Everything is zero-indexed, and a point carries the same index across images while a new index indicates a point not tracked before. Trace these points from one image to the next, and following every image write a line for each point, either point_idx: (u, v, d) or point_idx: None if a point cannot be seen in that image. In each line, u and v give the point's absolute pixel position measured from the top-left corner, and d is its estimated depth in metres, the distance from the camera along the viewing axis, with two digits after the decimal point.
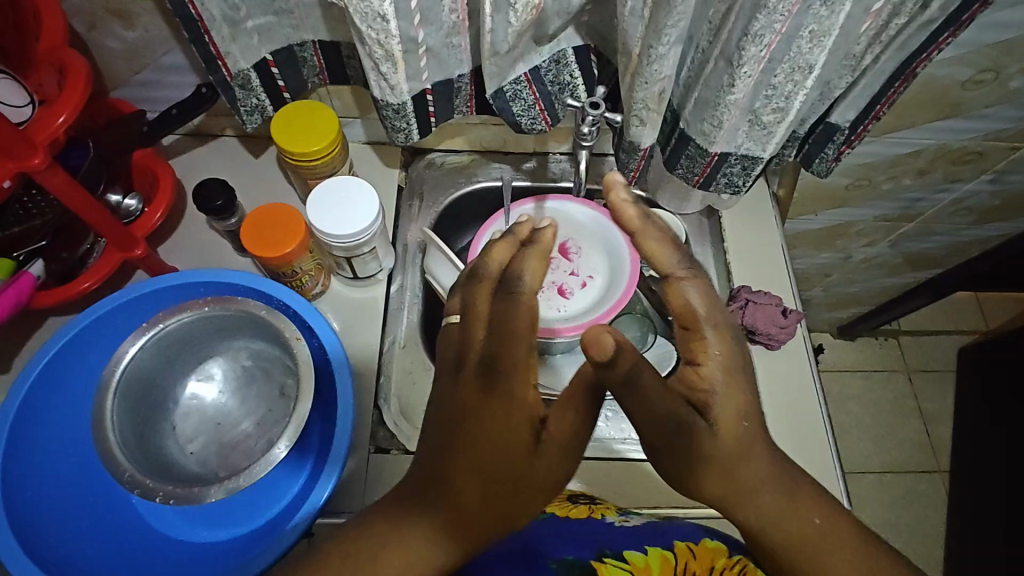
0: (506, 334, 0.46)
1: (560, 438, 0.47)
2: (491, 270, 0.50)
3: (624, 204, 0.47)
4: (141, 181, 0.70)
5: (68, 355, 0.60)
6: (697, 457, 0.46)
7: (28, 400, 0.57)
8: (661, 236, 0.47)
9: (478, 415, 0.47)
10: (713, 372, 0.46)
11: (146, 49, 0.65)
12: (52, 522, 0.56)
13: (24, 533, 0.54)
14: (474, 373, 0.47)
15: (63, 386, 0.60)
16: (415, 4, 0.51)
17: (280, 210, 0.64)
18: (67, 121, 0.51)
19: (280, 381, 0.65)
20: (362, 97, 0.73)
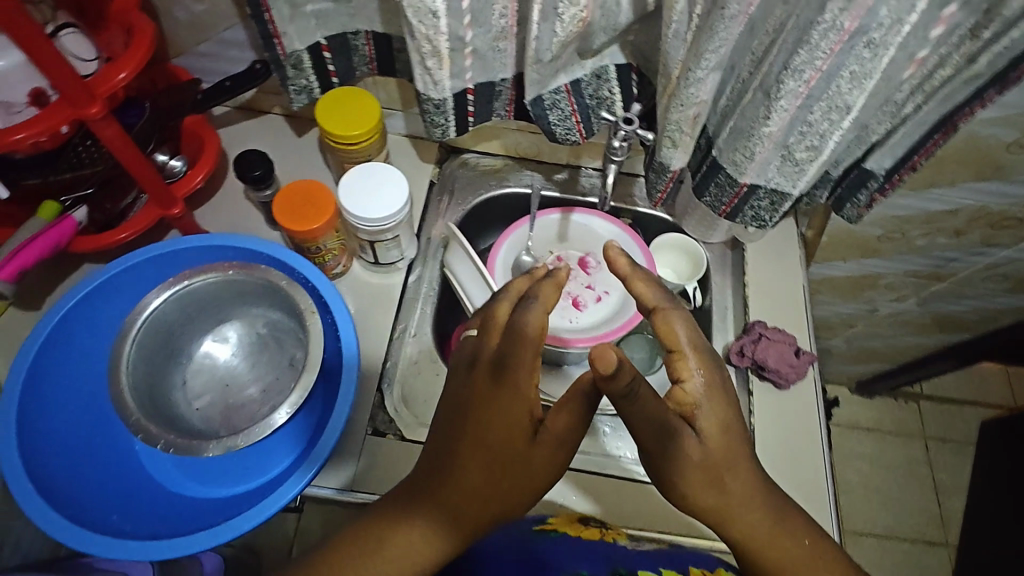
0: (516, 336, 0.47)
1: (557, 435, 0.48)
2: (510, 295, 0.51)
3: (614, 253, 0.51)
4: (188, 146, 0.73)
5: (97, 296, 0.62)
6: (691, 470, 0.46)
7: (55, 332, 0.60)
8: (647, 278, 0.51)
9: (479, 408, 0.48)
10: (696, 388, 0.48)
11: (211, 22, 0.69)
12: (56, 450, 0.59)
13: (30, 455, 0.56)
14: (484, 373, 0.48)
15: (89, 325, 0.63)
16: (467, 5, 0.53)
17: (312, 186, 0.66)
18: (127, 78, 0.54)
19: (290, 352, 0.67)
20: (407, 91, 0.76)
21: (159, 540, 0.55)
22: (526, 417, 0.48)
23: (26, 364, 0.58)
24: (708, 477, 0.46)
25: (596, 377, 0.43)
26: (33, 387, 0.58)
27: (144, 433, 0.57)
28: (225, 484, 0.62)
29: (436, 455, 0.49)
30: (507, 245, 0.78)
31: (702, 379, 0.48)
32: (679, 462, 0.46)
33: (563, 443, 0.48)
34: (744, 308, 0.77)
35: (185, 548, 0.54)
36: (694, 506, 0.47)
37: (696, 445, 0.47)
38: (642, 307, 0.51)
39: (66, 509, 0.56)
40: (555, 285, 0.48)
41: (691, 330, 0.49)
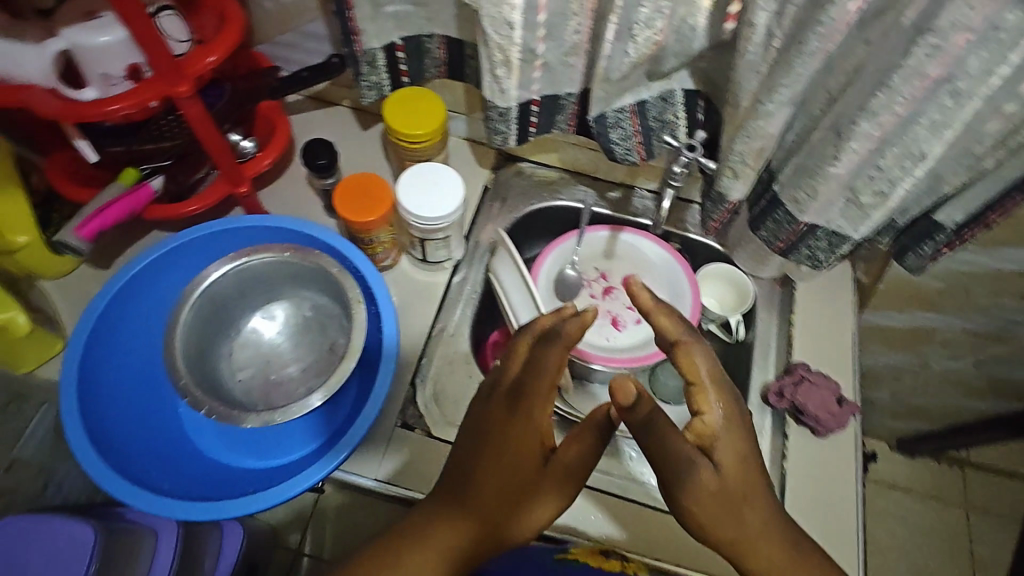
0: (535, 367, 0.48)
1: (567, 462, 0.49)
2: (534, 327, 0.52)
3: (639, 288, 0.49)
4: (261, 129, 0.76)
5: (164, 261, 0.66)
6: (713, 502, 0.45)
7: (123, 290, 0.64)
8: (670, 313, 0.50)
9: (496, 432, 0.49)
10: (715, 419, 0.47)
11: (295, 14, 0.72)
12: (109, 400, 0.62)
13: (87, 401, 0.60)
14: (503, 400, 0.49)
15: (152, 287, 0.66)
16: (543, 19, 0.54)
17: (371, 179, 0.68)
18: (215, 62, 0.57)
19: (332, 338, 0.69)
20: (472, 96, 0.77)
21: (194, 500, 0.58)
22: (537, 445, 0.48)
23: (94, 316, 0.62)
24: (729, 511, 0.46)
25: (617, 409, 0.45)
26: (97, 340, 0.62)
27: (191, 397, 0.60)
28: (259, 455, 0.65)
29: (461, 462, 0.50)
30: (553, 256, 0.78)
31: (720, 411, 0.47)
32: (703, 493, 0.45)
33: (574, 474, 0.49)
34: (788, 347, 0.75)
35: (217, 511, 0.56)
36: (713, 540, 0.46)
37: (718, 478, 0.46)
38: (664, 342, 0.49)
39: (113, 458, 0.59)
40: (580, 326, 0.49)
41: (710, 362, 0.48)
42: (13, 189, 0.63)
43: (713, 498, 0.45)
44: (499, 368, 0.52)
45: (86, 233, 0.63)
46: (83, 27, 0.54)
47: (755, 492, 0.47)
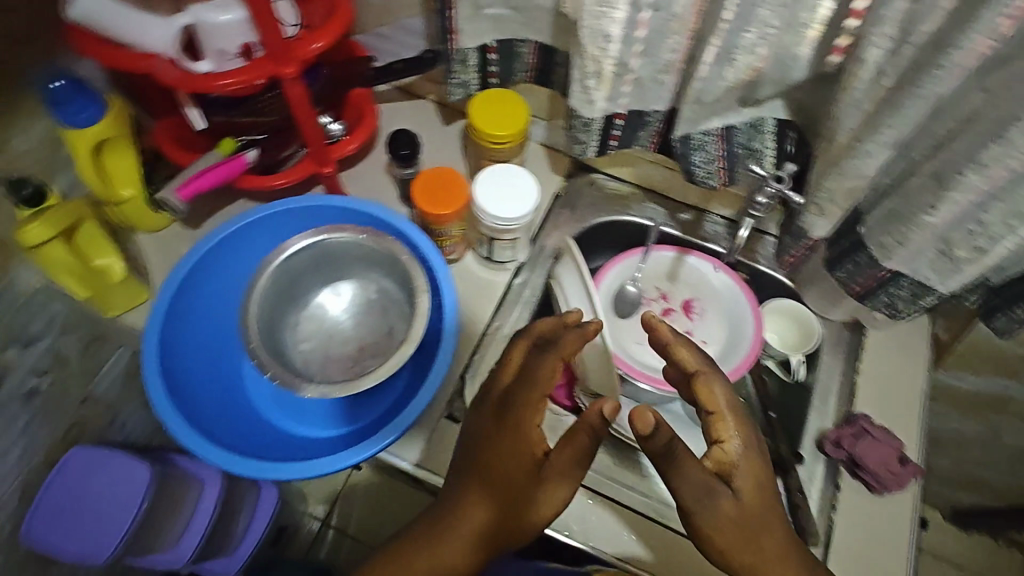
0: (529, 377, 0.51)
1: (560, 467, 0.50)
2: (530, 332, 0.55)
3: (657, 321, 0.53)
4: (350, 114, 0.78)
5: (250, 229, 0.69)
6: (736, 532, 0.46)
7: (211, 250, 0.68)
8: (687, 344, 0.52)
9: (490, 440, 0.51)
10: (736, 447, 0.48)
11: (397, 8, 0.75)
12: (186, 352, 0.67)
13: (168, 350, 0.64)
14: (492, 413, 0.52)
15: (237, 251, 0.70)
16: (642, 34, 0.54)
17: (449, 174, 0.70)
18: (321, 47, 0.60)
19: (392, 323, 0.71)
20: (556, 103, 0.78)
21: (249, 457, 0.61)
22: (531, 454, 0.50)
23: (183, 272, 0.66)
24: (751, 541, 0.46)
25: (636, 437, 0.45)
26: (182, 294, 0.66)
27: (259, 360, 0.63)
28: (311, 423, 0.69)
29: (467, 459, 0.53)
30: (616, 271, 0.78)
31: (740, 440, 0.48)
32: (725, 521, 0.45)
33: (570, 475, 0.50)
34: (850, 395, 0.72)
35: (269, 471, 0.59)
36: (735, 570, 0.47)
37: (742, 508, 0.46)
38: (682, 373, 0.52)
39: (184, 407, 0.63)
40: (580, 337, 0.53)
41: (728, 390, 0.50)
42: (132, 147, 0.68)
43: (734, 528, 0.46)
44: (494, 377, 0.54)
45: (186, 195, 0.67)
46: (208, 6, 0.58)
47: (776, 524, 0.47)
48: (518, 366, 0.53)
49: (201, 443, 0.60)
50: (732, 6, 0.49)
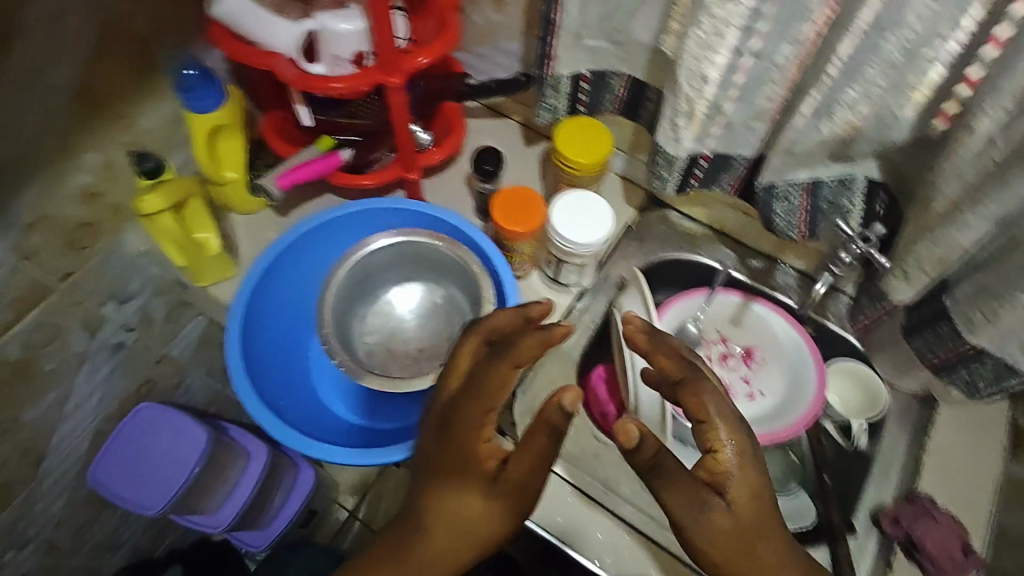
0: (475, 387, 0.52)
1: (514, 477, 0.50)
2: (483, 331, 0.57)
3: (635, 329, 0.55)
4: (439, 125, 0.82)
5: (337, 222, 0.73)
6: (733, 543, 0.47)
7: (300, 238, 0.71)
8: (670, 351, 0.53)
9: (439, 444, 0.53)
10: (728, 457, 0.48)
11: (497, 32, 0.78)
12: (262, 330, 0.71)
13: (248, 326, 0.68)
14: (437, 423, 0.53)
15: (322, 242, 0.74)
16: (741, 79, 0.54)
17: (526, 193, 0.72)
18: (426, 61, 0.64)
19: (454, 330, 0.73)
20: (640, 138, 0.79)
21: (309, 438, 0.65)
22: (484, 466, 0.51)
23: (271, 255, 0.69)
24: (748, 551, 0.47)
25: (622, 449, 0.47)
26: (268, 274, 0.70)
27: (329, 347, 0.66)
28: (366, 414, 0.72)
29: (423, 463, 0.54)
30: (681, 307, 0.76)
31: (734, 448, 0.49)
32: (722, 536, 0.47)
33: (525, 484, 0.51)
34: (913, 471, 0.68)
35: (325, 454, 0.62)
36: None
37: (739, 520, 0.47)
38: (669, 379, 0.53)
39: (255, 381, 0.67)
40: (540, 339, 0.53)
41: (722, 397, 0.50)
42: (242, 133, 0.74)
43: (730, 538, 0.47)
44: (441, 382, 0.56)
45: (285, 184, 0.73)
46: (334, 14, 0.63)
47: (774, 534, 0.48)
48: (467, 368, 0.55)
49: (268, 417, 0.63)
50: (838, 62, 0.49)
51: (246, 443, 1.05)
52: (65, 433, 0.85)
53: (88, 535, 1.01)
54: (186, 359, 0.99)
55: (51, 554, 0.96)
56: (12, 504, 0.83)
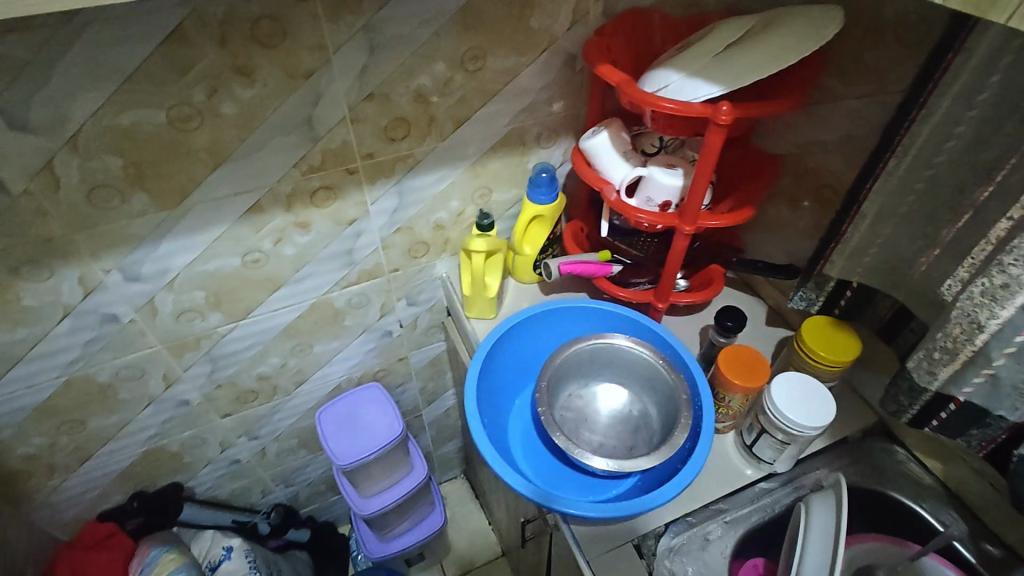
0: None
1: None
2: None
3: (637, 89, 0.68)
4: (697, 279, 0.92)
5: (596, 312, 0.86)
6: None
7: (566, 309, 0.86)
8: None
9: None
10: None
11: (784, 224, 0.90)
12: (504, 354, 0.85)
13: (498, 344, 0.84)
14: None
15: (578, 320, 0.87)
16: (975, 384, 0.60)
17: (752, 355, 0.78)
18: (715, 224, 0.76)
19: (637, 442, 0.79)
20: (889, 362, 0.80)
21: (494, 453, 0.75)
22: None
23: (540, 308, 0.85)
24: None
25: None
26: (529, 320, 0.86)
27: (541, 394, 0.77)
28: (535, 468, 0.80)
29: None
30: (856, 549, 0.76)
31: None
32: None
33: None
34: None
35: (500, 469, 0.72)
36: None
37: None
38: None
39: (481, 382, 0.81)
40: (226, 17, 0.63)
41: None
42: (550, 225, 0.96)
43: None
44: None
45: (562, 270, 0.90)
46: (661, 169, 0.80)
47: None
48: None
49: (477, 418, 0.76)
50: None
51: (413, 458, 1.26)
52: (323, 374, 1.13)
53: (283, 460, 1.26)
54: (415, 367, 1.23)
55: (258, 457, 1.22)
56: (269, 403, 1.11)
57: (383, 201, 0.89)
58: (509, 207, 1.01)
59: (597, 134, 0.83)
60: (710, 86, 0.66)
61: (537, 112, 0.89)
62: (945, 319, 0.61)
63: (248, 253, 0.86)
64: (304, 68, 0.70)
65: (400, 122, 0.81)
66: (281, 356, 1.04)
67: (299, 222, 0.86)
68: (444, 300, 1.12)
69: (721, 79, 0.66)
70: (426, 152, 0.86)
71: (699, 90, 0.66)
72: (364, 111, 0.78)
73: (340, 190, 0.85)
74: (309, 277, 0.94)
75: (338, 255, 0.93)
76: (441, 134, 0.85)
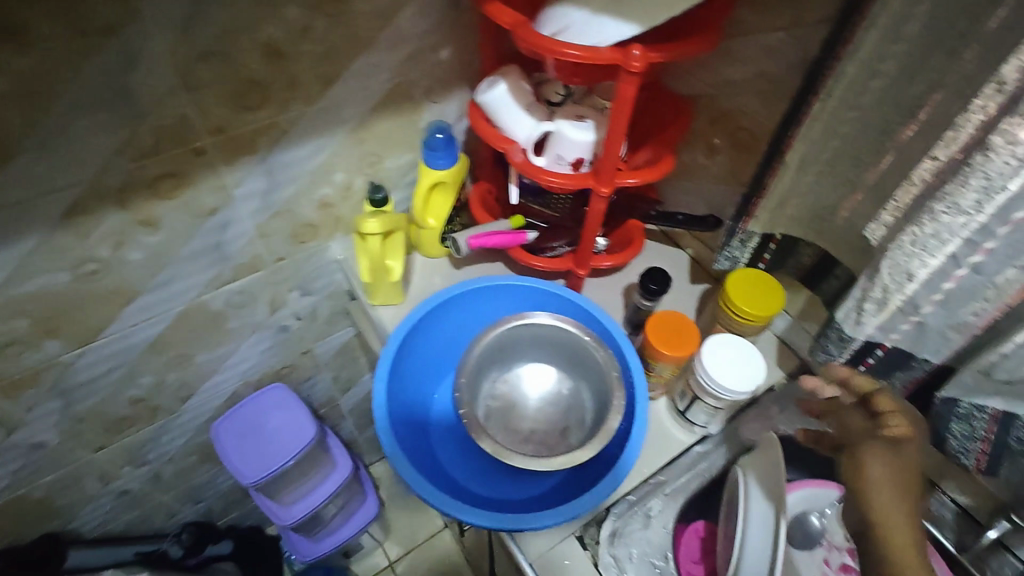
0: None
1: None
2: None
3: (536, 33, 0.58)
4: (616, 238, 0.86)
5: (513, 288, 0.78)
6: (905, 553, 0.64)
7: (480, 289, 0.77)
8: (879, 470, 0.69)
9: None
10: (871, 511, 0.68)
11: (702, 172, 0.84)
12: (415, 348, 0.76)
13: (407, 340, 0.74)
14: None
15: (494, 298, 0.79)
16: (901, 330, 0.58)
17: (680, 320, 0.73)
18: (635, 182, 0.69)
19: (570, 424, 0.74)
20: (812, 309, 0.79)
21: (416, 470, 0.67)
22: None
23: (451, 292, 0.76)
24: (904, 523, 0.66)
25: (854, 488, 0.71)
26: (440, 306, 0.76)
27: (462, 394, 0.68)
28: (465, 471, 0.73)
29: None
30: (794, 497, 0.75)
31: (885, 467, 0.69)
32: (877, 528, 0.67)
33: None
34: None
35: (423, 491, 0.64)
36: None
37: (880, 488, 0.68)
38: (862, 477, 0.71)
39: (392, 387, 0.72)
40: None
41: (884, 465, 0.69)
42: (454, 192, 0.85)
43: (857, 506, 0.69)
44: None
45: (472, 245, 0.81)
46: (571, 122, 0.71)
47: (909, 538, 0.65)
48: None
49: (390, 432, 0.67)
50: None
51: (336, 454, 1.16)
52: (215, 383, 0.98)
53: (184, 479, 1.12)
54: (323, 358, 1.11)
55: (153, 482, 1.07)
56: (152, 426, 0.96)
57: (250, 184, 0.74)
58: (405, 173, 0.89)
59: (495, 85, 0.72)
60: (619, 24, 0.56)
61: (423, 62, 0.76)
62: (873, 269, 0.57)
63: (80, 265, 0.69)
64: (104, 24, 0.53)
65: (253, 85, 0.65)
66: (156, 373, 0.88)
67: (141, 220, 0.69)
68: (344, 285, 0.99)
69: (631, 13, 0.56)
70: (293, 120, 0.71)
71: (607, 30, 0.57)
72: (203, 74, 0.61)
73: (190, 177, 0.69)
74: (170, 283, 0.78)
75: (203, 253, 0.78)
76: (310, 97, 0.70)
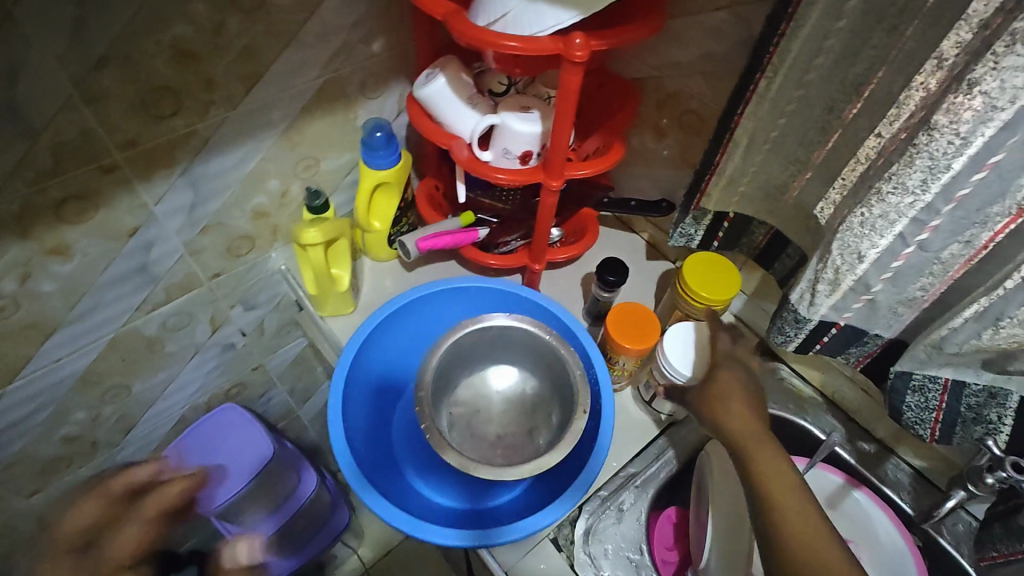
0: None
1: None
2: None
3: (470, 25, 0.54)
4: (571, 228, 0.84)
5: (468, 290, 0.75)
6: (773, 477, 0.51)
7: (434, 294, 0.74)
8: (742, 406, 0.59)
9: None
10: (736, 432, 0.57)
11: (652, 156, 0.83)
12: (370, 360, 0.72)
13: (361, 353, 0.70)
14: None
15: (449, 301, 0.76)
16: (855, 307, 0.58)
17: (639, 310, 0.72)
18: (583, 174, 0.66)
19: (536, 424, 0.72)
20: (767, 286, 0.79)
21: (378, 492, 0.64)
22: None
23: (404, 299, 0.72)
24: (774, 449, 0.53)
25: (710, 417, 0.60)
26: (393, 315, 0.72)
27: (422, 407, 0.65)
28: (432, 484, 0.71)
29: None
30: None
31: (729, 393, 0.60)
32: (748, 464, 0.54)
33: None
34: None
35: (387, 514, 0.61)
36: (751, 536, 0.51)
37: (733, 415, 0.57)
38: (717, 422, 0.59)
39: (348, 404, 0.68)
40: None
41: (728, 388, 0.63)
42: (399, 190, 0.81)
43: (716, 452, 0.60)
44: None
45: (421, 247, 0.77)
46: (515, 113, 0.67)
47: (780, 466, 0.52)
48: None
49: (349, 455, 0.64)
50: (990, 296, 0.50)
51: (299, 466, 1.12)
52: (159, 410, 0.92)
53: None
54: (275, 371, 1.06)
55: None
56: (92, 462, 0.89)
57: (172, 198, 0.68)
58: (345, 173, 0.84)
59: (432, 79, 0.68)
60: (557, 11, 0.53)
61: (354, 56, 0.71)
62: (824, 248, 0.57)
63: None
64: None
65: (162, 92, 0.59)
66: (89, 409, 0.82)
67: (49, 249, 0.62)
68: (290, 295, 0.94)
69: None
70: (214, 126, 0.65)
71: (546, 19, 0.53)
72: (102, 83, 0.55)
73: (101, 196, 0.62)
74: (93, 312, 0.72)
75: (127, 276, 0.71)
76: (229, 101, 0.64)
